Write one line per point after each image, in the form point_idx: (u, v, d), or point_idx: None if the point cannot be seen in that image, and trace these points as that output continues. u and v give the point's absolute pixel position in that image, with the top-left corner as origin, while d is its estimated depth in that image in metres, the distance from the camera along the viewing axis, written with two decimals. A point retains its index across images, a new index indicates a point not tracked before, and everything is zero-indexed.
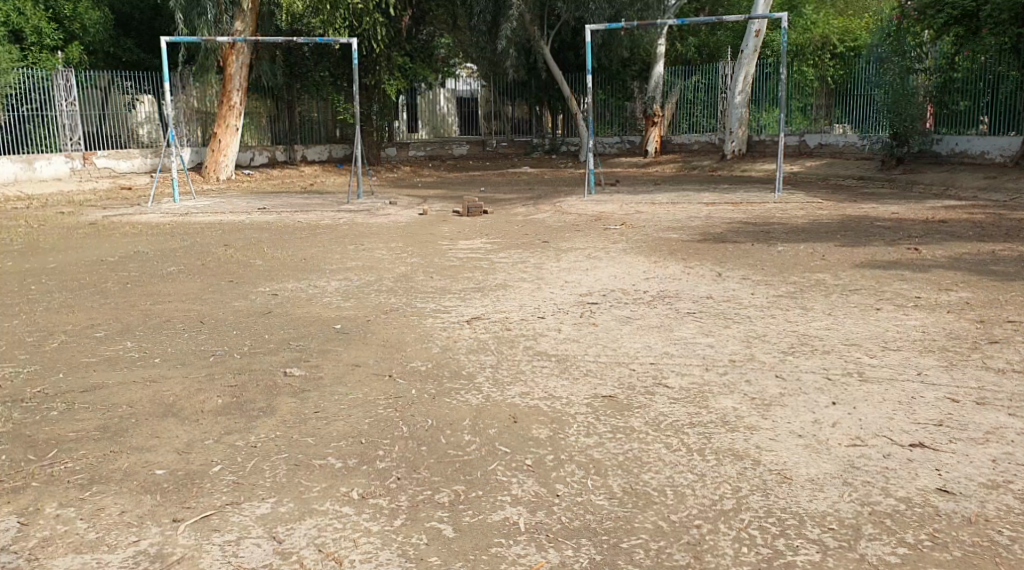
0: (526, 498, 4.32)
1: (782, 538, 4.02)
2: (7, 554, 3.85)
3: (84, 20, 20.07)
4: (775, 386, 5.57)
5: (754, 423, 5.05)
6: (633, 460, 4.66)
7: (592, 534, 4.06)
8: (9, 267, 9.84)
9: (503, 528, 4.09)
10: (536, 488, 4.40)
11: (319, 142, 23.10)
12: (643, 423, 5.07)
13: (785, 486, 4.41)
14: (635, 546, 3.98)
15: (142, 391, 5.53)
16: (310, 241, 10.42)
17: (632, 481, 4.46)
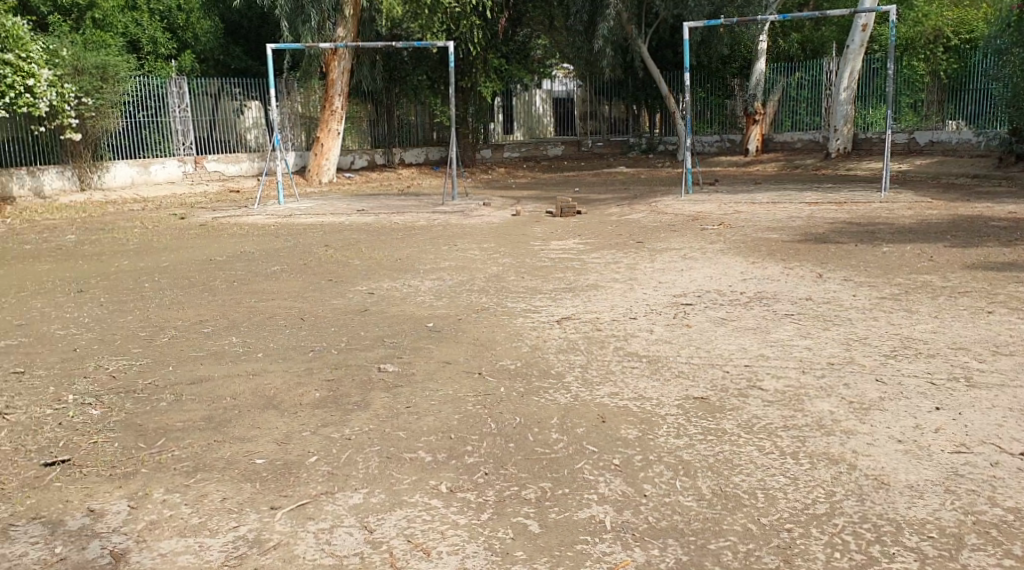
0: (613, 498, 4.41)
1: (878, 545, 4.03)
2: (118, 535, 4.13)
3: (196, 29, 21.09)
4: (875, 389, 5.54)
5: (852, 427, 5.04)
6: (723, 462, 4.72)
7: (680, 534, 4.14)
8: (125, 266, 10.38)
9: (589, 526, 4.20)
10: (624, 487, 4.49)
11: (416, 144, 23.50)
12: (735, 425, 5.10)
13: (882, 491, 4.41)
14: (723, 547, 4.04)
15: (244, 384, 5.83)
16: (407, 241, 10.72)
17: (722, 483, 4.52)
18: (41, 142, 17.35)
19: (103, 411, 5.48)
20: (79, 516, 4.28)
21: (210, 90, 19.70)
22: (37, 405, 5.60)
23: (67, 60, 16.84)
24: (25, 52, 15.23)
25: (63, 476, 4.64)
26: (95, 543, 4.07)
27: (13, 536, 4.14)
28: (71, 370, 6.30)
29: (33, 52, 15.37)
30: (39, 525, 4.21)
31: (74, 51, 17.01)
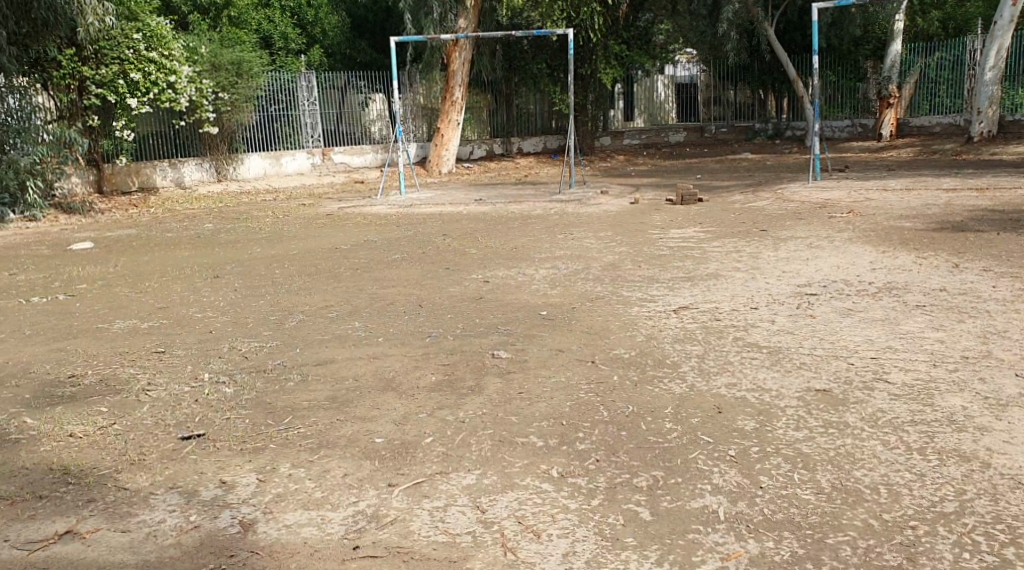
0: (727, 488, 4.30)
1: (1012, 547, 3.89)
2: (247, 506, 4.32)
3: (324, 25, 21.92)
4: (1014, 385, 5.28)
5: (986, 424, 4.81)
6: (844, 456, 4.54)
7: (796, 528, 4.04)
8: (256, 253, 10.86)
9: (703, 516, 4.12)
10: (739, 478, 4.37)
11: (535, 133, 23.66)
12: (859, 419, 4.91)
13: (1018, 492, 4.22)
14: (842, 543, 3.95)
15: (365, 367, 6.04)
16: (523, 230, 10.87)
17: (843, 477, 4.37)
18: (182, 135, 18.18)
19: (236, 389, 5.78)
20: (211, 488, 4.51)
21: (337, 84, 20.28)
22: (176, 383, 5.96)
23: (206, 57, 17.58)
24: (166, 51, 15.97)
25: (198, 449, 4.93)
26: (226, 513, 4.27)
27: (154, 503, 4.40)
28: (208, 350, 6.65)
29: (174, 50, 16.12)
30: (176, 495, 4.46)
31: (212, 48, 17.76)
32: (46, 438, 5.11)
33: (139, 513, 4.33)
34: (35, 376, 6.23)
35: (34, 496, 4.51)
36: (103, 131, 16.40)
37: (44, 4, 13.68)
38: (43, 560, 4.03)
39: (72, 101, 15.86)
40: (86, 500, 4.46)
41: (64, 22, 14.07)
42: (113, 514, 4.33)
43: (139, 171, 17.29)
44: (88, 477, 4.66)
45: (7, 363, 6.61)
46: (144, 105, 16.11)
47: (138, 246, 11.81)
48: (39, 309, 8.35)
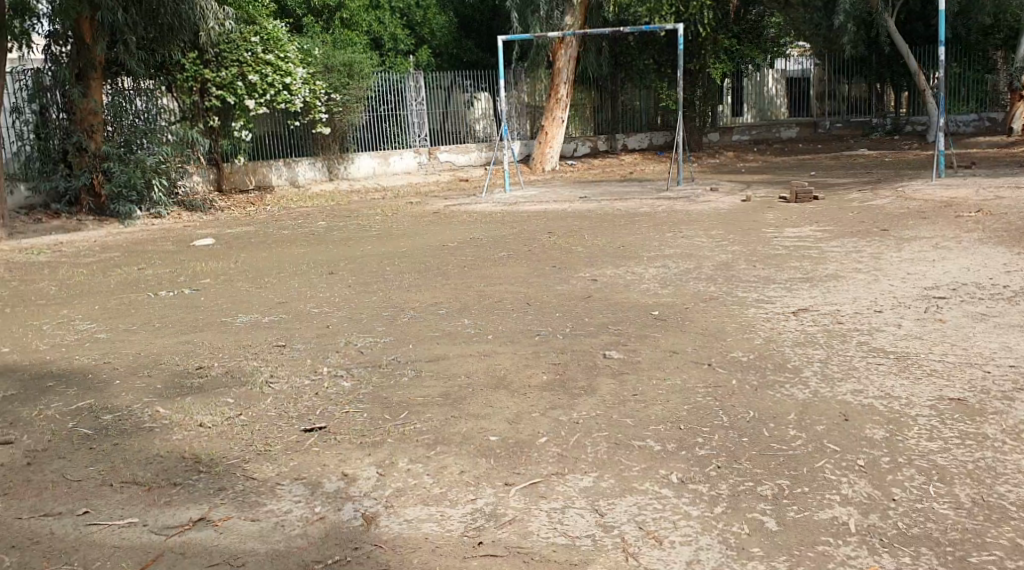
0: (857, 500, 4.17)
1: None
2: (369, 499, 4.37)
3: (432, 25, 21.85)
4: None
5: None
6: (984, 470, 4.36)
7: (935, 544, 3.88)
8: (369, 251, 11.04)
9: (832, 527, 4.00)
10: (870, 490, 4.23)
11: (640, 130, 23.46)
12: (998, 431, 4.70)
13: None
14: (986, 562, 3.77)
15: (476, 364, 6.06)
16: (631, 228, 10.74)
17: (984, 492, 4.19)
18: (295, 135, 18.64)
19: (353, 383, 5.90)
20: (334, 480, 4.60)
21: (443, 83, 20.55)
22: (297, 376, 6.11)
23: (319, 59, 17.95)
24: (282, 52, 16.65)
25: (320, 441, 5.04)
26: (349, 506, 4.33)
27: (281, 493, 4.50)
28: (326, 344, 6.80)
29: (290, 52, 16.78)
30: (302, 486, 4.55)
31: (326, 50, 18.12)
32: (178, 427, 5.30)
33: (267, 503, 4.43)
34: (166, 366, 6.47)
35: (168, 483, 4.67)
36: (222, 132, 16.89)
37: (171, 11, 14.20)
38: (179, 545, 4.14)
39: (194, 103, 16.25)
40: (217, 489, 4.58)
41: (189, 27, 14.63)
42: (242, 502, 4.45)
43: (255, 170, 17.82)
44: (217, 466, 4.81)
45: (138, 353, 6.87)
46: (261, 108, 16.66)
47: (256, 242, 12.16)
48: (166, 302, 8.67)
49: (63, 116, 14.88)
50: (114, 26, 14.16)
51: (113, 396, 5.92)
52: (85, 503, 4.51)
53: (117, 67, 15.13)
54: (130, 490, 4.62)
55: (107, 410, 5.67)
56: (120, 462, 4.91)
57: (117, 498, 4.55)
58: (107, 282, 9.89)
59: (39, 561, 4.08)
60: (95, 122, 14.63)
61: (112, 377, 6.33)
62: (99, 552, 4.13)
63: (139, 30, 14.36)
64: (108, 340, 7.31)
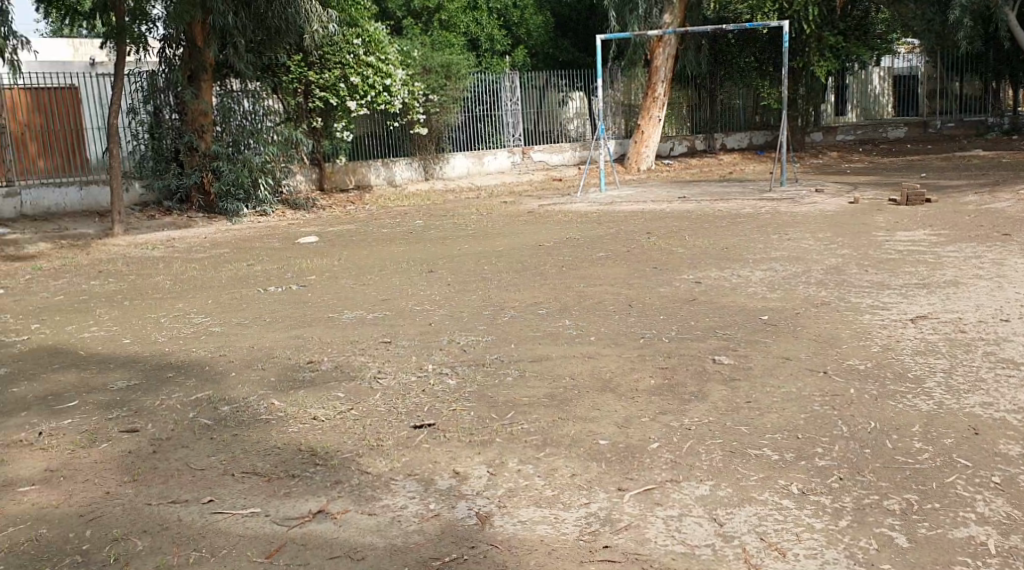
0: (994, 519, 4.03)
1: None
2: (482, 499, 4.41)
3: (529, 25, 21.85)
4: None
5: None
6: None
7: None
8: (470, 249, 11.10)
9: (969, 547, 3.86)
10: (1006, 509, 4.09)
11: (739, 129, 23.14)
12: None
13: None
14: None
15: (582, 365, 6.05)
16: (734, 229, 10.59)
17: None
18: (394, 136, 18.89)
19: (459, 381, 5.95)
20: (446, 478, 4.66)
21: (537, 83, 20.60)
22: (403, 372, 6.19)
23: (418, 60, 18.15)
24: (383, 54, 16.93)
25: (430, 439, 5.10)
26: (463, 505, 4.37)
27: (395, 489, 4.59)
28: (429, 342, 6.86)
29: (390, 53, 17.04)
30: (415, 482, 4.62)
31: (424, 51, 18.29)
32: (291, 420, 5.45)
33: (383, 498, 4.52)
34: (277, 360, 6.63)
35: (287, 475, 4.81)
36: (324, 132, 17.18)
37: (278, 14, 14.59)
38: (300, 537, 4.24)
39: (298, 104, 16.71)
40: (333, 482, 4.70)
41: (295, 30, 14.88)
42: (358, 497, 4.54)
43: (355, 170, 18.13)
44: (332, 459, 4.93)
45: (251, 347, 7.05)
46: (362, 108, 17.03)
47: (355, 240, 12.33)
48: (274, 297, 8.87)
49: (176, 117, 15.39)
50: (224, 30, 14.55)
51: (229, 388, 6.10)
52: (210, 492, 4.68)
53: (226, 69, 15.57)
54: (251, 481, 4.77)
55: (224, 401, 5.85)
56: (240, 453, 5.08)
57: (239, 488, 4.70)
58: (218, 277, 10.16)
59: (170, 546, 4.22)
60: (205, 122, 15.13)
61: (227, 369, 6.51)
62: (225, 540, 4.26)
63: (247, 33, 14.72)
64: (221, 333, 7.52)
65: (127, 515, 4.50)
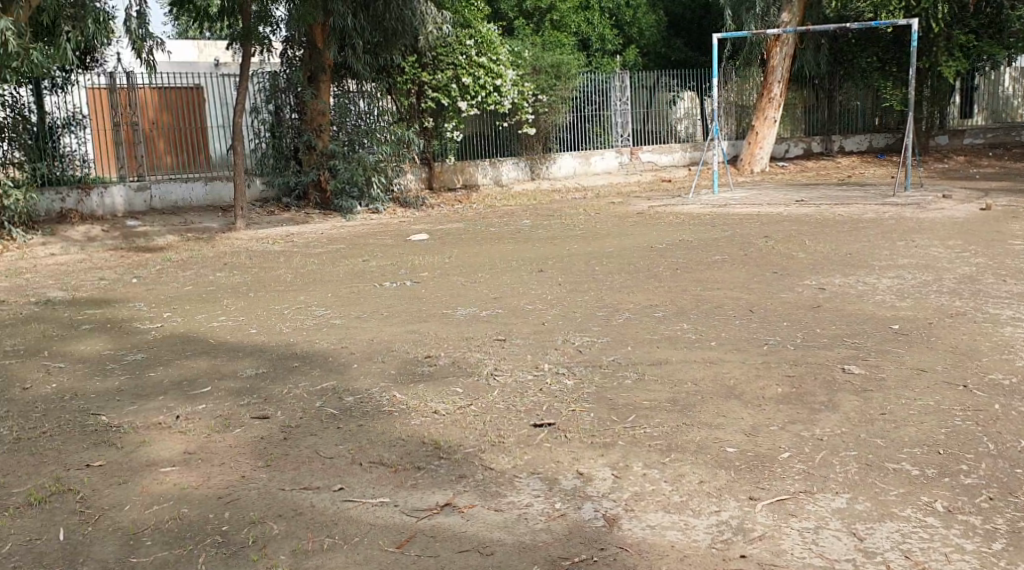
0: None
1: None
2: (609, 501, 4.41)
3: (641, 24, 21.82)
4: None
5: None
6: None
7: None
8: (581, 249, 11.11)
9: None
10: None
11: (858, 131, 22.60)
12: None
13: None
14: None
15: (704, 370, 5.98)
16: (857, 234, 10.33)
17: None
18: (502, 135, 19.02)
19: (576, 381, 5.96)
20: (571, 477, 4.67)
21: (648, 82, 20.48)
22: (521, 370, 6.23)
23: (528, 61, 18.20)
24: (494, 55, 17.04)
25: (552, 438, 5.12)
26: (589, 506, 4.39)
27: (520, 486, 4.63)
28: (544, 341, 6.88)
29: (502, 54, 17.15)
30: (539, 481, 4.65)
31: (534, 51, 18.35)
32: (414, 413, 5.55)
33: (508, 494, 4.56)
34: (397, 354, 6.74)
35: (413, 466, 4.90)
36: (435, 132, 17.48)
37: (394, 15, 14.77)
38: (430, 529, 4.32)
39: (411, 105, 17.07)
40: (457, 476, 4.77)
41: (410, 32, 15.05)
42: (485, 492, 4.60)
43: (463, 169, 18.28)
44: (456, 453, 5.00)
45: (371, 340, 7.19)
46: (472, 109, 17.27)
47: (467, 239, 12.47)
48: (391, 293, 9.03)
49: (295, 117, 15.85)
50: (342, 31, 14.83)
51: (352, 379, 6.24)
52: (340, 480, 4.80)
53: (344, 70, 15.95)
54: (379, 471, 4.88)
55: (349, 391, 5.98)
56: (366, 443, 5.19)
57: (367, 478, 4.81)
58: (336, 272, 10.39)
59: (304, 532, 4.34)
60: (323, 122, 15.50)
61: (349, 361, 6.66)
62: (357, 528, 4.36)
63: (365, 35, 14.96)
64: (341, 326, 7.69)
65: (262, 499, 4.65)
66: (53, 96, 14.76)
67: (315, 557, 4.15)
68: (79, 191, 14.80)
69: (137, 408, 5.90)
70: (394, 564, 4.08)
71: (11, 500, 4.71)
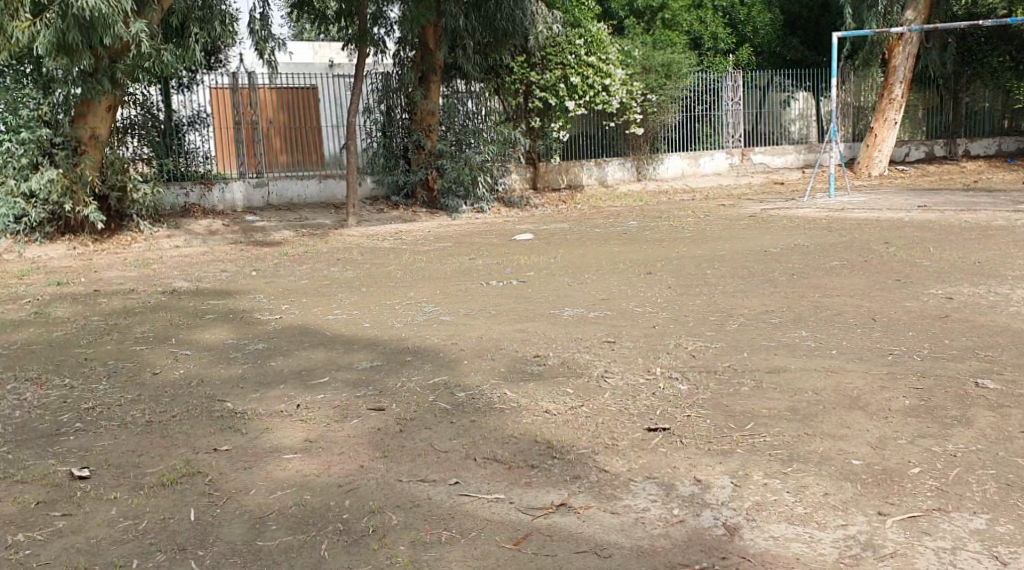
0: None
1: None
2: (729, 509, 4.34)
3: (756, 23, 21.41)
4: None
5: None
6: None
7: None
8: (689, 252, 10.98)
9: None
10: None
11: (985, 134, 21.76)
12: None
13: None
14: None
15: (825, 380, 5.83)
16: (985, 242, 9.93)
17: None
18: (607, 136, 18.92)
19: (690, 386, 5.88)
20: (688, 484, 4.61)
21: (760, 83, 20.10)
22: (633, 373, 6.18)
23: (639, 60, 18.02)
24: (604, 54, 16.91)
25: (667, 443, 5.07)
26: (708, 513, 4.32)
27: (635, 490, 4.59)
28: (655, 345, 6.81)
29: (611, 53, 16.99)
30: (655, 485, 4.61)
31: (645, 50, 18.11)
32: (526, 411, 5.57)
33: (624, 497, 4.53)
34: (507, 352, 6.77)
35: (526, 465, 4.91)
36: (541, 132, 17.49)
37: (506, 16, 14.87)
38: (546, 528, 4.32)
39: (519, 105, 17.18)
40: (572, 476, 4.76)
41: (521, 32, 15.13)
42: (600, 494, 4.58)
43: (567, 169, 18.27)
44: (569, 453, 4.99)
45: (480, 337, 7.24)
46: (580, 108, 17.15)
47: (574, 239, 12.45)
48: (500, 291, 9.08)
49: (407, 117, 16.04)
50: (455, 32, 15.03)
51: (464, 375, 6.29)
52: (455, 474, 4.84)
53: (454, 70, 16.11)
54: (493, 467, 4.91)
55: (460, 387, 6.03)
56: (479, 439, 5.22)
57: (481, 474, 4.84)
58: (445, 270, 10.50)
59: (422, 524, 4.39)
60: (432, 122, 15.72)
61: (460, 357, 6.71)
62: (473, 523, 4.39)
63: (476, 35, 15.15)
64: (452, 323, 7.76)
65: (381, 489, 4.72)
66: (182, 95, 15.33)
67: (434, 549, 4.19)
68: (202, 185, 15.39)
69: (259, 396, 6.07)
70: (511, 561, 4.09)
71: (145, 480, 4.90)
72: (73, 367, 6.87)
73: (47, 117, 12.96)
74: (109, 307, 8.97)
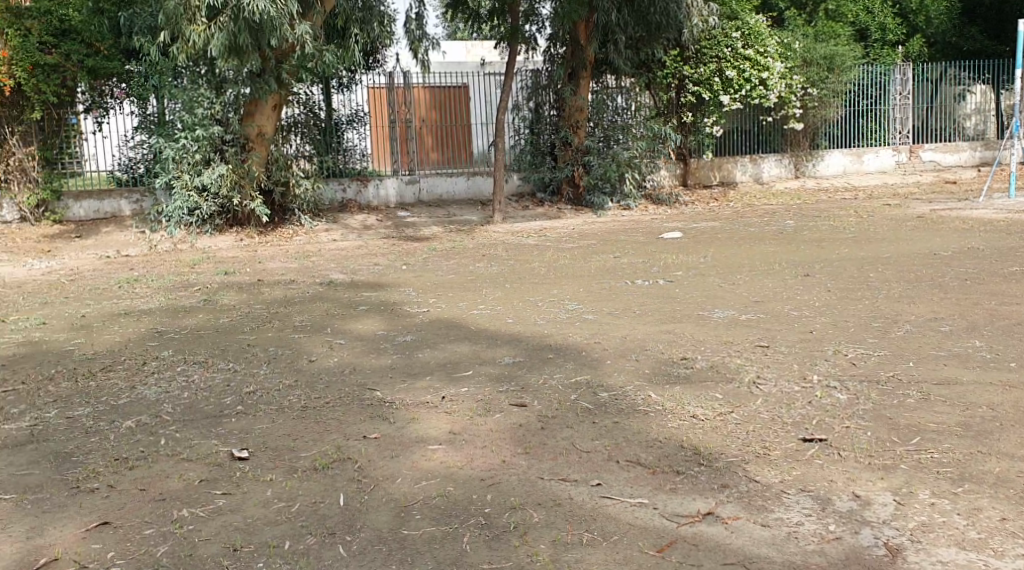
0: None
1: None
2: (891, 528, 4.04)
3: (930, 11, 20.25)
4: None
5: None
6: None
7: None
8: (849, 254, 10.46)
9: None
10: None
11: None
12: None
13: None
14: None
15: (1002, 395, 5.39)
16: None
17: None
18: (765, 131, 18.36)
19: (849, 396, 5.53)
20: (846, 500, 4.31)
21: (933, 76, 18.96)
22: (787, 380, 5.87)
23: (799, 53, 17.30)
24: (762, 47, 16.46)
25: (824, 455, 4.77)
26: (868, 532, 4.03)
27: (788, 503, 4.33)
28: (812, 351, 6.47)
29: (770, 46, 16.49)
30: (810, 499, 4.33)
31: (807, 42, 17.48)
32: (672, 414, 5.37)
33: (776, 510, 4.28)
34: (652, 353, 6.57)
35: (672, 470, 4.71)
36: (693, 128, 17.17)
37: (660, 10, 14.50)
38: (692, 536, 4.12)
39: (670, 100, 16.85)
40: (720, 485, 4.53)
41: (675, 25, 14.75)
42: (750, 505, 4.34)
43: (720, 166, 17.81)
44: (717, 461, 4.76)
45: (625, 337, 7.06)
46: (736, 102, 16.71)
47: (726, 238, 12.08)
48: (648, 290, 8.87)
49: (555, 113, 16.04)
50: (607, 26, 14.86)
51: (607, 375, 6.13)
52: (598, 475, 4.69)
53: (604, 66, 15.91)
54: (636, 471, 4.73)
55: (604, 387, 5.87)
56: (623, 441, 5.05)
57: (625, 476, 4.67)
58: (593, 267, 10.35)
59: (564, 523, 4.27)
60: (579, 118, 15.65)
61: (604, 356, 6.55)
62: (616, 527, 4.23)
63: (629, 29, 14.87)
64: (597, 322, 7.59)
65: (523, 485, 4.62)
66: (341, 95, 15.59)
67: (575, 550, 4.06)
68: (358, 182, 15.89)
69: (406, 386, 6.08)
70: (655, 567, 3.91)
71: (298, 463, 4.96)
72: (237, 351, 7.09)
73: (218, 115, 13.51)
74: (271, 295, 9.25)
